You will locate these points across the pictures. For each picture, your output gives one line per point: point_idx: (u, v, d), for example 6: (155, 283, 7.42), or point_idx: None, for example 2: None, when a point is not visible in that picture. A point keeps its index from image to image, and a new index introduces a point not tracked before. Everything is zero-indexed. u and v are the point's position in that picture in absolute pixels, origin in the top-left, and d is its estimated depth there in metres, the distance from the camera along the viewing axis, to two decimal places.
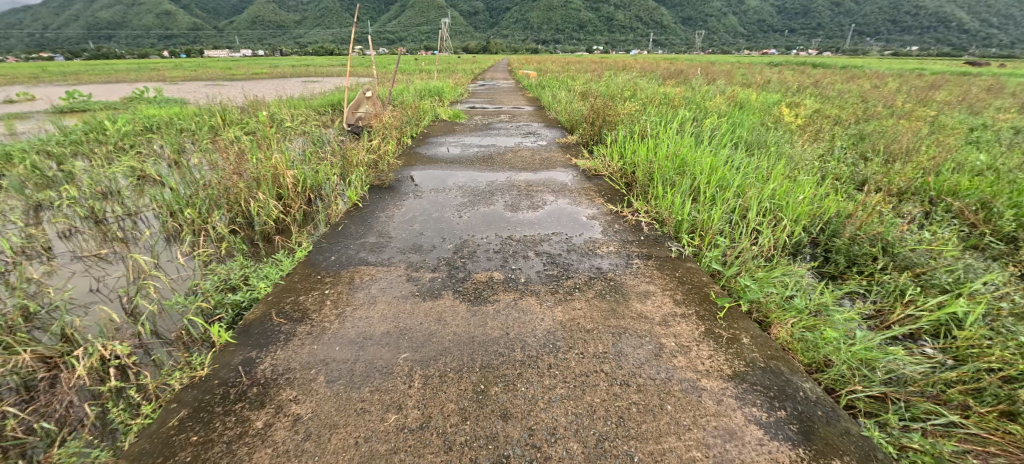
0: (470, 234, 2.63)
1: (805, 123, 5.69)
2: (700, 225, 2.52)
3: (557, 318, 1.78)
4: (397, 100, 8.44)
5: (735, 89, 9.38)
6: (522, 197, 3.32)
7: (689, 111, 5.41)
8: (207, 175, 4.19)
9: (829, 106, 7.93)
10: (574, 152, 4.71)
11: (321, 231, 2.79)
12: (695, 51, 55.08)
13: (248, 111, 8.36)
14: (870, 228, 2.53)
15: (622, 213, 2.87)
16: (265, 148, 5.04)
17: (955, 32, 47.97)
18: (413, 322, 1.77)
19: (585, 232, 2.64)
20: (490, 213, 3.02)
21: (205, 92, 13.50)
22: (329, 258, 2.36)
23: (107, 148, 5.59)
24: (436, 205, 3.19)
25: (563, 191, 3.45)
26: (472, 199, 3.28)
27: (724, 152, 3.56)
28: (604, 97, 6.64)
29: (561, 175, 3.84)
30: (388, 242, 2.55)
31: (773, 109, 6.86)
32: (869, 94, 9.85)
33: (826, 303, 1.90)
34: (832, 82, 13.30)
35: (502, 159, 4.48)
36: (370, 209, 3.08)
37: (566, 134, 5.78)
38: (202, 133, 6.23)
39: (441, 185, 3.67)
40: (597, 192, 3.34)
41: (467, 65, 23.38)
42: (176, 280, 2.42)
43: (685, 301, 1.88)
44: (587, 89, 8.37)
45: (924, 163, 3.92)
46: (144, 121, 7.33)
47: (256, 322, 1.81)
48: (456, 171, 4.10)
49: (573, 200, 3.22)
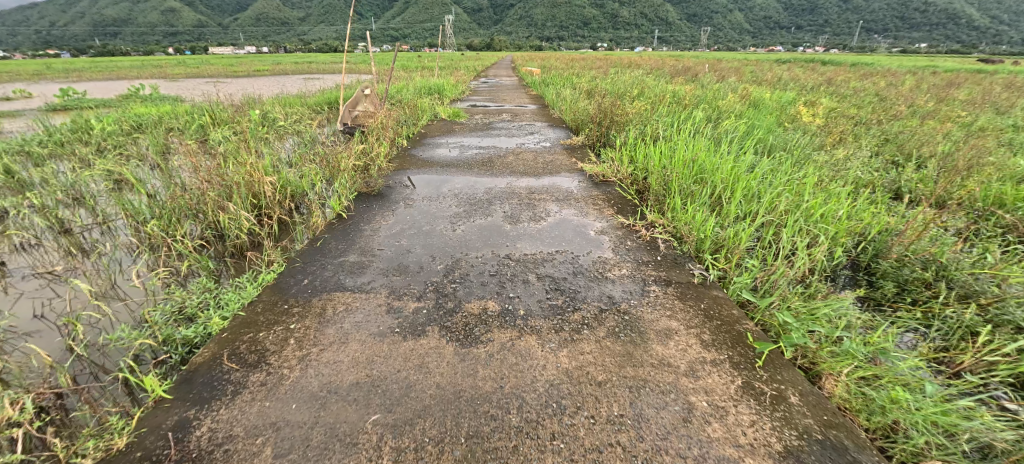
0: (464, 251, 2.33)
1: (825, 125, 5.35)
2: (726, 244, 2.20)
3: (562, 366, 1.48)
4: (395, 98, 8.15)
5: (746, 87, 9.02)
6: (523, 207, 3.02)
7: (703, 111, 5.08)
8: (186, 178, 3.91)
9: (847, 106, 7.57)
10: (580, 154, 4.40)
11: (297, 247, 2.50)
12: (700, 48, 54.47)
13: (243, 110, 8.10)
14: (921, 247, 2.21)
15: (634, 227, 2.56)
16: (253, 151, 4.77)
17: (966, 29, 47.20)
18: (388, 369, 1.48)
19: (593, 250, 2.34)
20: (487, 225, 2.71)
21: (204, 89, 13.29)
22: (301, 281, 2.07)
23: (89, 149, 5.32)
24: (428, 215, 2.89)
25: (568, 199, 3.14)
26: (468, 209, 2.98)
27: (745, 158, 3.24)
28: (611, 95, 6.30)
29: (565, 181, 3.54)
30: (370, 261, 2.26)
31: (788, 108, 6.53)
32: (887, 93, 9.45)
33: (884, 346, 1.59)
34: (845, 79, 12.87)
35: (502, 162, 4.19)
36: (354, 220, 2.79)
37: (570, 135, 5.47)
38: (191, 133, 5.96)
39: (435, 192, 3.37)
40: (605, 201, 3.03)
41: (470, 63, 23.09)
42: (131, 306, 2.15)
43: (715, 344, 1.58)
44: (594, 87, 8.05)
45: (962, 169, 3.59)
46: (133, 120, 7.08)
47: (205, 368, 1.52)
48: (452, 176, 3.79)
49: (579, 211, 2.91)
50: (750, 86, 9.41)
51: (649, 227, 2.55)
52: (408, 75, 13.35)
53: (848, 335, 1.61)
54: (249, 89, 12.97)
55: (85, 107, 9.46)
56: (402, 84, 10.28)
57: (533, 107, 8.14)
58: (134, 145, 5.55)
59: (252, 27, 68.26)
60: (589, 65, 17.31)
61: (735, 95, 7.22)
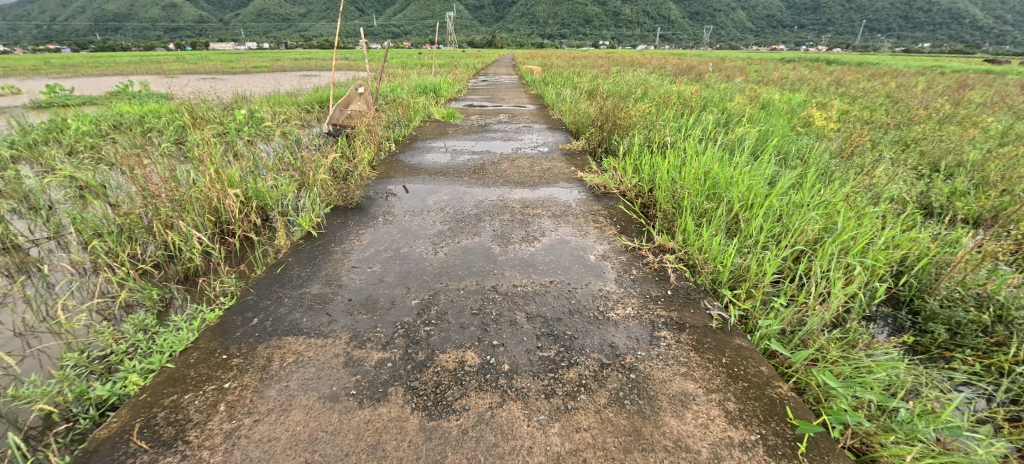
0: (444, 282, 2.03)
1: (841, 131, 5.03)
2: (748, 277, 1.90)
3: (552, 450, 1.19)
4: (388, 98, 7.81)
5: (754, 87, 8.68)
6: (515, 224, 2.71)
7: (711, 115, 4.76)
8: (150, 183, 3.58)
9: (859, 108, 7.24)
10: (579, 161, 4.10)
11: (255, 272, 2.19)
12: (703, 47, 53.94)
13: (230, 108, 7.78)
14: (974, 282, 1.91)
15: (641, 252, 2.26)
16: (230, 157, 4.47)
17: (971, 29, 46.73)
18: (334, 453, 1.19)
19: (593, 281, 2.03)
20: (473, 246, 2.41)
21: (197, 86, 12.95)
22: (250, 321, 1.77)
23: (58, 151, 5.01)
24: (409, 233, 2.58)
25: (566, 214, 2.84)
26: (454, 226, 2.67)
27: (762, 171, 2.93)
28: (612, 96, 5.97)
29: (562, 193, 3.23)
30: (335, 293, 1.95)
31: (800, 110, 6.20)
32: (899, 95, 9.10)
33: (953, 422, 1.29)
34: (852, 80, 12.53)
35: (495, 169, 3.88)
36: (325, 239, 2.49)
37: (570, 138, 5.16)
38: (169, 134, 5.64)
39: (420, 205, 3.06)
40: (607, 218, 2.73)
41: (470, 60, 22.71)
42: (54, 346, 1.86)
43: (743, 418, 1.28)
44: (596, 86, 7.72)
45: (998, 181, 3.27)
46: (113, 119, 6.77)
47: (110, 450, 1.23)
48: (440, 185, 3.48)
49: (578, 229, 2.60)
50: (757, 86, 9.07)
51: (657, 253, 2.25)
52: (406, 72, 13.00)
53: (907, 406, 1.31)
54: (242, 86, 12.68)
55: (70, 104, 9.19)
56: (397, 82, 9.95)
57: (532, 107, 7.83)
58: (107, 146, 5.23)
59: (252, 23, 67.88)
60: (591, 63, 16.94)
61: (743, 96, 6.88)
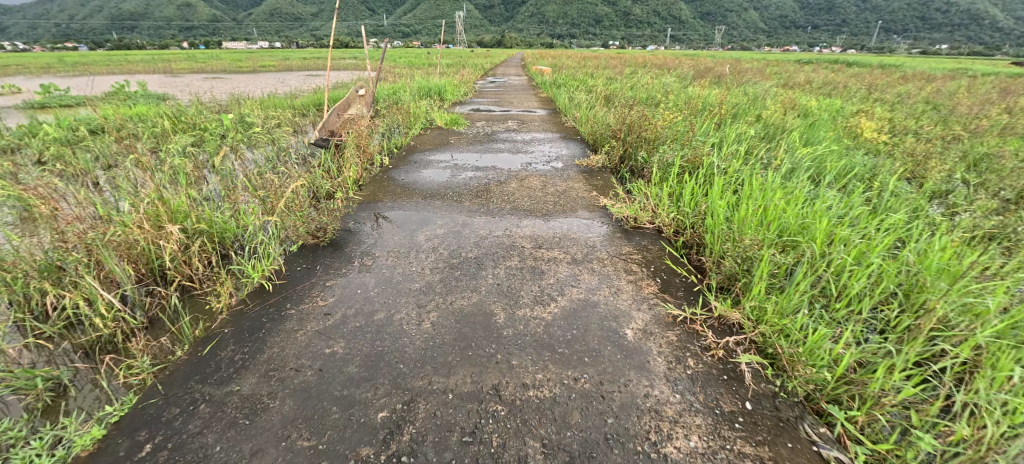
0: (427, 377, 1.46)
1: (899, 146, 4.40)
2: (866, 387, 1.31)
3: None
4: (390, 101, 7.30)
5: (783, 92, 8.03)
6: (525, 272, 2.14)
7: (750, 127, 4.16)
8: (94, 202, 3.04)
9: (904, 117, 6.58)
10: (600, 180, 3.54)
11: (180, 350, 1.65)
12: (715, 47, 52.82)
13: (223, 111, 7.29)
14: None
15: (697, 331, 1.68)
16: (203, 174, 3.96)
17: (994, 32, 45.33)
18: None
19: (634, 379, 1.46)
20: (470, 310, 1.84)
21: (200, 86, 12.53)
22: (142, 448, 1.24)
23: (19, 162, 4.52)
24: (390, 286, 2.02)
25: (588, 259, 2.27)
26: (448, 276, 2.10)
27: (836, 209, 2.34)
28: (633, 104, 5.37)
29: (582, 227, 2.65)
30: (273, 394, 1.40)
31: (842, 119, 5.59)
32: (941, 101, 8.40)
33: None
34: (885, 83, 11.81)
35: (502, 190, 3.32)
36: (282, 294, 1.95)
37: (587, 151, 4.60)
38: (146, 141, 5.13)
39: (409, 240, 2.50)
40: (641, 268, 2.15)
41: (482, 59, 22.27)
42: None
43: None
44: (614, 91, 7.16)
45: None
46: (95, 122, 6.32)
47: None
48: (435, 213, 2.90)
49: (605, 283, 2.03)
50: (786, 91, 8.40)
51: (719, 333, 1.66)
52: (413, 72, 12.49)
53: None
54: (244, 87, 12.28)
55: (62, 106, 8.84)
56: (400, 84, 9.40)
57: (544, 113, 7.27)
58: (75, 153, 4.72)
59: (265, 23, 68.13)
60: (603, 64, 16.38)
61: (777, 103, 6.25)
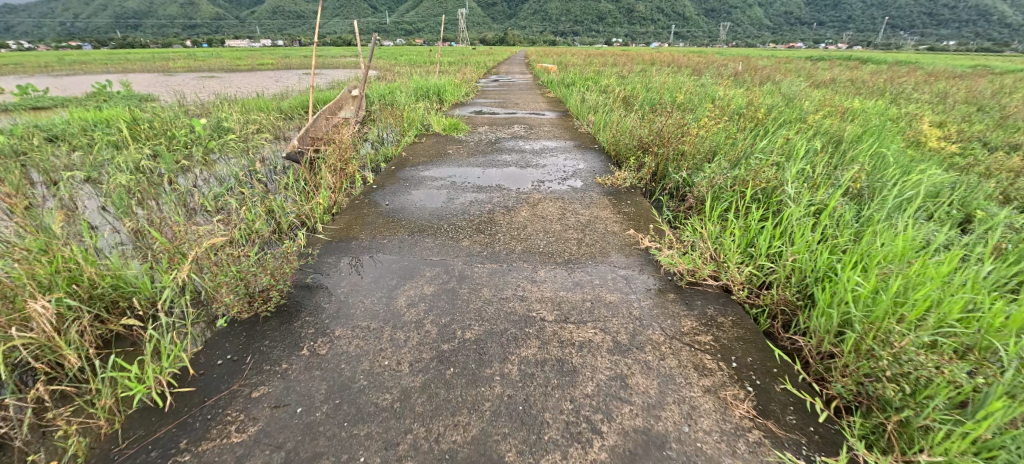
0: None
1: (982, 160, 3.67)
2: None
3: None
4: (383, 102, 6.61)
5: (815, 92, 7.30)
6: (551, 366, 1.47)
7: (807, 138, 3.44)
8: None
9: (959, 122, 5.80)
10: (630, 206, 2.87)
11: None
12: (721, 43, 51.79)
13: (201, 115, 6.60)
14: None
15: None
16: (152, 196, 3.31)
17: (1004, 29, 44.25)
18: None
19: None
20: (465, 454, 1.17)
21: (190, 86, 11.85)
22: None
23: None
24: (345, 398, 1.34)
25: (637, 340, 1.59)
26: (435, 376, 1.42)
27: (977, 264, 1.68)
28: (659, 108, 4.67)
29: (621, 282, 1.96)
30: None
31: (894, 123, 4.90)
32: (987, 102, 7.61)
33: None
34: (913, 81, 11.03)
35: (510, 222, 2.65)
36: (181, 418, 1.29)
37: (607, 164, 3.90)
38: (95, 151, 4.43)
39: (384, 305, 1.81)
40: (720, 363, 1.47)
41: (482, 58, 21.65)
42: None
43: None
44: (631, 91, 6.45)
45: None
46: (54, 128, 5.64)
47: None
48: (425, 258, 2.21)
49: (667, 391, 1.36)
50: (817, 91, 7.61)
51: None
52: (412, 71, 11.79)
53: None
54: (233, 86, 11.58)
55: (32, 109, 8.15)
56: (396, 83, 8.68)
57: (552, 116, 6.57)
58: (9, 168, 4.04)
59: (266, 20, 67.30)
60: (609, 65, 15.68)
61: (819, 106, 5.49)
